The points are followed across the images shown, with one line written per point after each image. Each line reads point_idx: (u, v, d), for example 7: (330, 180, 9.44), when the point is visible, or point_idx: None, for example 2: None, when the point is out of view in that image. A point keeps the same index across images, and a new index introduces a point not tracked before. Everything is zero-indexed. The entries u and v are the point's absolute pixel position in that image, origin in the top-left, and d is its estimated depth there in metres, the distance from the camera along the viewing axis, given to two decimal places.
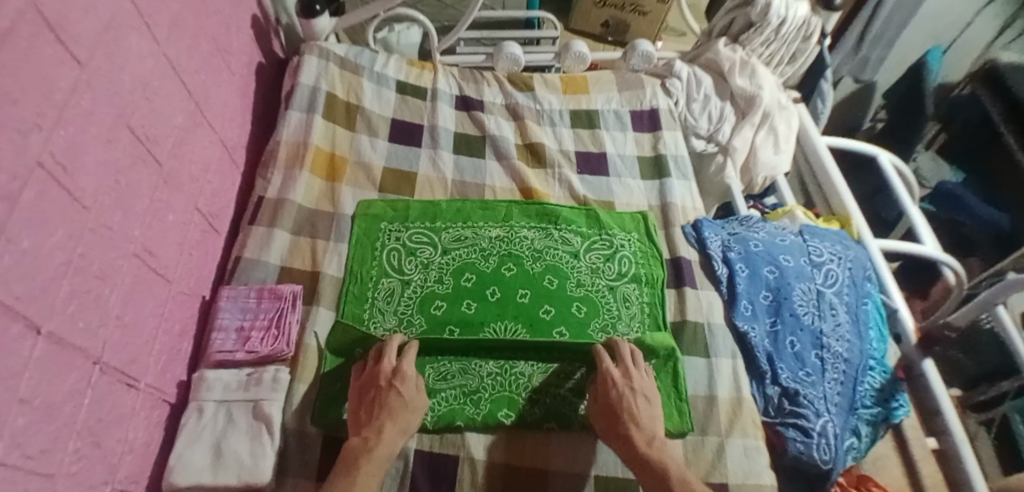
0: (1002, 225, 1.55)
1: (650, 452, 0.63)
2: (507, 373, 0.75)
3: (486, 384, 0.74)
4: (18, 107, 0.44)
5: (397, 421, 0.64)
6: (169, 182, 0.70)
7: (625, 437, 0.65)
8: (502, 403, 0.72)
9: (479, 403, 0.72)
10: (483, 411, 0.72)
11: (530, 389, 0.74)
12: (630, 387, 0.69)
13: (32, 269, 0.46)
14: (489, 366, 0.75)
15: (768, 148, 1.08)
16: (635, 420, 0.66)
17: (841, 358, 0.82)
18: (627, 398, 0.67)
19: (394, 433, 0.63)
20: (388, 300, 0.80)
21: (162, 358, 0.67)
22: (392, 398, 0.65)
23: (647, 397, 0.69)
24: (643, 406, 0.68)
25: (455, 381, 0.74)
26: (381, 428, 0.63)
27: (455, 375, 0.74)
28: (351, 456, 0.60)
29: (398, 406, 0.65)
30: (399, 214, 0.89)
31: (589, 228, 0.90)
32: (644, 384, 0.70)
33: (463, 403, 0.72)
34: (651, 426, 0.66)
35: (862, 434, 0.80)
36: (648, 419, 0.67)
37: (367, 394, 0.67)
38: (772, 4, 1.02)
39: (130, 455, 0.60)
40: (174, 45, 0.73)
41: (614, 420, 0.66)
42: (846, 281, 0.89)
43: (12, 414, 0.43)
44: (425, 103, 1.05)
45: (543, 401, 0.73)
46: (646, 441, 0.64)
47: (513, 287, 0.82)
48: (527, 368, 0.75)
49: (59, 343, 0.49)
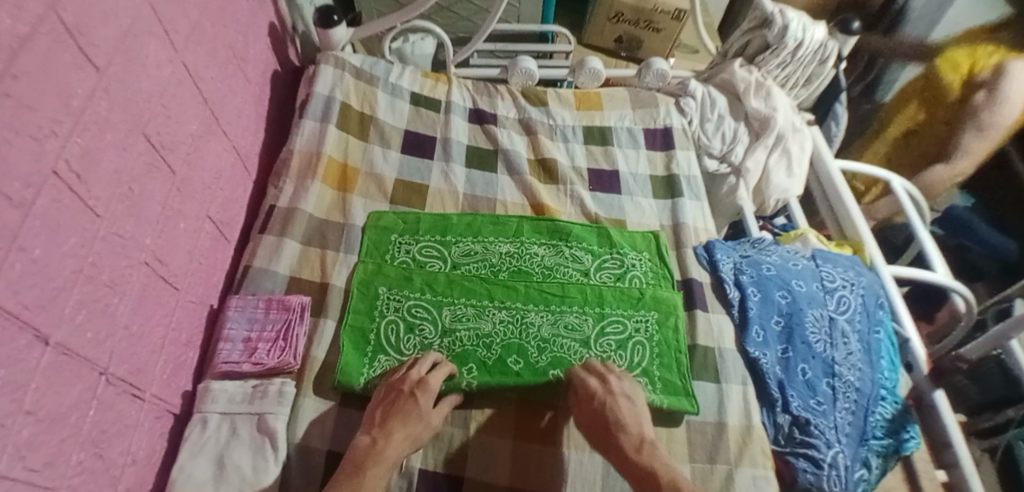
0: (1006, 252, 1.59)
1: (639, 458, 0.64)
2: (517, 321, 0.79)
3: (498, 330, 0.78)
4: (35, 115, 0.44)
5: (409, 430, 0.65)
6: (181, 190, 0.70)
7: (614, 444, 0.66)
8: (511, 349, 0.77)
9: (490, 347, 0.77)
10: (493, 354, 0.76)
11: (539, 338, 0.78)
12: (608, 391, 0.71)
13: (43, 278, 0.46)
14: (501, 314, 0.79)
15: (781, 170, 1.08)
16: (622, 426, 0.67)
17: (853, 388, 0.81)
18: (610, 403, 0.69)
19: (404, 440, 0.64)
20: (393, 332, 0.78)
21: (168, 367, 0.67)
22: (411, 407, 0.67)
23: (630, 396, 0.71)
24: (627, 405, 0.70)
25: (471, 323, 0.79)
26: (392, 431, 0.64)
27: (470, 317, 0.79)
28: (360, 454, 0.62)
29: (415, 414, 0.66)
30: (410, 226, 0.89)
31: (601, 247, 0.90)
32: (624, 387, 0.72)
33: (475, 345, 0.77)
34: (639, 429, 0.68)
35: (873, 466, 0.78)
36: (633, 421, 0.68)
37: (389, 395, 0.69)
38: (789, 27, 1.01)
39: (133, 466, 0.59)
40: (191, 52, 0.73)
41: (604, 431, 0.67)
42: (858, 308, 0.88)
43: (17, 426, 0.43)
44: (438, 116, 1.05)
45: (550, 349, 0.77)
46: (636, 448, 0.65)
47: (524, 305, 0.80)
48: (537, 318, 0.79)
49: (66, 353, 0.48)
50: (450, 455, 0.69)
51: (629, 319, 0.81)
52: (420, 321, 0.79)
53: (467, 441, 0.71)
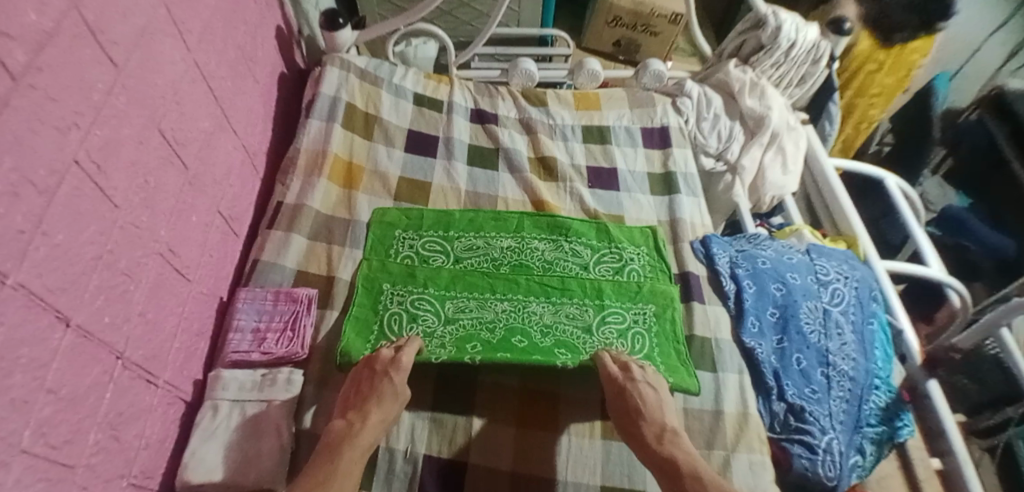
0: (1007, 252, 1.63)
1: (662, 449, 0.66)
2: (520, 310, 0.81)
3: (501, 317, 0.80)
4: (58, 106, 0.46)
5: (381, 410, 0.66)
6: (193, 184, 0.72)
7: (637, 436, 0.68)
8: (515, 332, 0.78)
9: (493, 330, 0.79)
10: (496, 337, 0.78)
11: (541, 325, 0.80)
12: (629, 378, 0.72)
13: (65, 263, 0.48)
14: (503, 304, 0.82)
15: (776, 168, 1.10)
16: (644, 416, 0.69)
17: (847, 377, 0.83)
18: (630, 388, 0.71)
19: (377, 422, 0.65)
20: (396, 323, 0.79)
21: (180, 356, 0.69)
22: (386, 386, 0.68)
23: (653, 385, 0.72)
24: (651, 392, 0.71)
25: (473, 313, 0.80)
26: (368, 413, 0.66)
27: (472, 307, 0.81)
28: (337, 437, 0.64)
29: (389, 393, 0.68)
30: (413, 222, 0.91)
31: (600, 241, 0.92)
32: (647, 375, 0.73)
33: (478, 330, 0.78)
34: (661, 417, 0.70)
35: (868, 452, 0.81)
36: (656, 410, 0.70)
37: (361, 374, 0.70)
38: (782, 27, 1.04)
39: (146, 450, 0.61)
40: (204, 52, 0.76)
41: (632, 422, 0.69)
42: (852, 300, 0.90)
43: (40, 403, 0.44)
44: (440, 115, 1.08)
45: (553, 333, 0.79)
46: (656, 436, 0.68)
47: (525, 296, 0.83)
48: (538, 308, 0.82)
49: (86, 336, 0.51)
50: (454, 442, 0.71)
51: (629, 311, 0.83)
52: (423, 312, 0.80)
53: (470, 428, 0.72)
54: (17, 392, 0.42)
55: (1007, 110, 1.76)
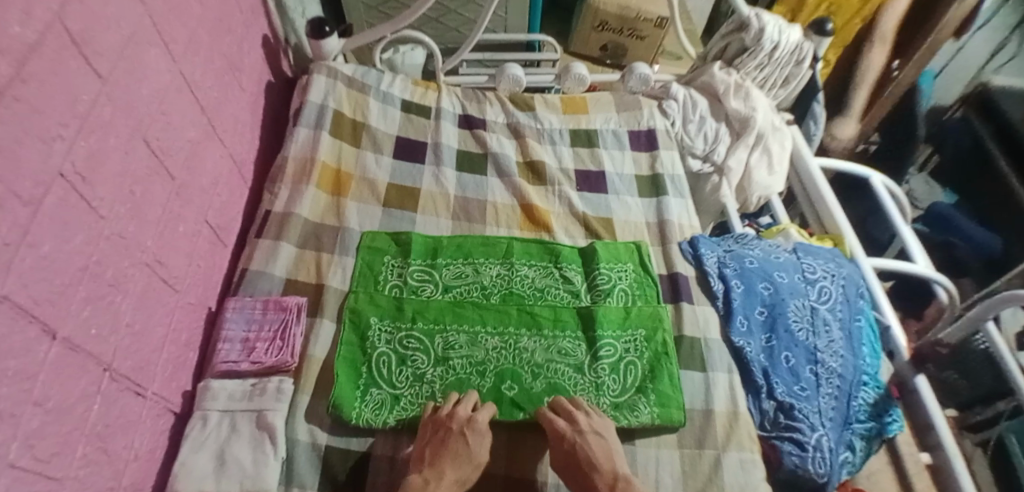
0: (994, 251, 1.66)
1: None
2: (512, 346, 0.79)
3: (492, 356, 0.78)
4: (43, 118, 0.46)
5: (456, 471, 0.67)
6: (180, 195, 0.72)
7: (591, 484, 0.67)
8: (506, 375, 0.77)
9: (484, 374, 0.77)
10: (488, 381, 0.76)
11: (533, 363, 0.78)
12: (577, 430, 0.68)
13: (52, 273, 0.48)
14: (494, 340, 0.79)
15: (762, 168, 1.11)
16: (595, 466, 0.67)
17: (835, 374, 0.83)
18: (579, 444, 0.67)
19: (451, 484, 0.65)
20: (385, 366, 0.76)
21: (169, 367, 0.68)
22: (460, 446, 0.67)
23: (599, 431, 0.70)
24: (599, 442, 0.69)
25: (464, 351, 0.78)
26: (443, 472, 0.65)
27: (464, 344, 0.79)
28: None
29: (465, 455, 0.68)
30: (402, 248, 0.90)
31: (588, 266, 0.91)
32: (593, 422, 0.71)
33: (470, 373, 0.77)
34: (611, 465, 0.68)
35: (857, 448, 0.82)
36: (605, 458, 0.68)
37: (437, 433, 0.68)
38: (765, 30, 1.05)
39: (135, 462, 0.61)
40: (189, 62, 0.76)
41: (583, 473, 0.67)
42: (839, 298, 0.91)
43: (27, 416, 0.44)
44: (428, 121, 1.08)
45: (544, 374, 0.78)
46: (609, 485, 0.67)
47: (516, 328, 0.81)
48: (530, 343, 0.80)
49: (72, 348, 0.50)
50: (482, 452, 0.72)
51: (619, 341, 0.81)
52: (412, 352, 0.78)
53: None
54: (2, 405, 0.41)
55: (993, 110, 1.83)
